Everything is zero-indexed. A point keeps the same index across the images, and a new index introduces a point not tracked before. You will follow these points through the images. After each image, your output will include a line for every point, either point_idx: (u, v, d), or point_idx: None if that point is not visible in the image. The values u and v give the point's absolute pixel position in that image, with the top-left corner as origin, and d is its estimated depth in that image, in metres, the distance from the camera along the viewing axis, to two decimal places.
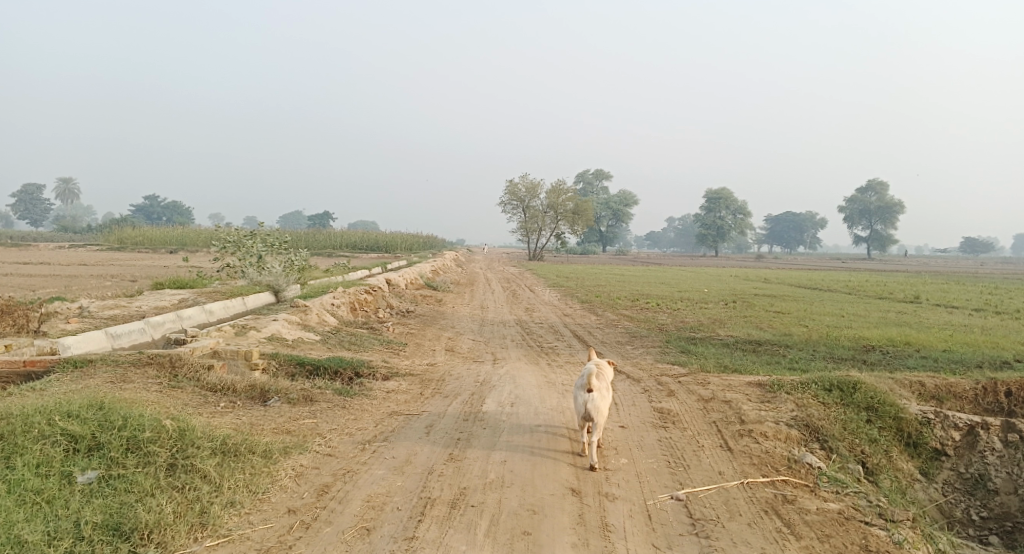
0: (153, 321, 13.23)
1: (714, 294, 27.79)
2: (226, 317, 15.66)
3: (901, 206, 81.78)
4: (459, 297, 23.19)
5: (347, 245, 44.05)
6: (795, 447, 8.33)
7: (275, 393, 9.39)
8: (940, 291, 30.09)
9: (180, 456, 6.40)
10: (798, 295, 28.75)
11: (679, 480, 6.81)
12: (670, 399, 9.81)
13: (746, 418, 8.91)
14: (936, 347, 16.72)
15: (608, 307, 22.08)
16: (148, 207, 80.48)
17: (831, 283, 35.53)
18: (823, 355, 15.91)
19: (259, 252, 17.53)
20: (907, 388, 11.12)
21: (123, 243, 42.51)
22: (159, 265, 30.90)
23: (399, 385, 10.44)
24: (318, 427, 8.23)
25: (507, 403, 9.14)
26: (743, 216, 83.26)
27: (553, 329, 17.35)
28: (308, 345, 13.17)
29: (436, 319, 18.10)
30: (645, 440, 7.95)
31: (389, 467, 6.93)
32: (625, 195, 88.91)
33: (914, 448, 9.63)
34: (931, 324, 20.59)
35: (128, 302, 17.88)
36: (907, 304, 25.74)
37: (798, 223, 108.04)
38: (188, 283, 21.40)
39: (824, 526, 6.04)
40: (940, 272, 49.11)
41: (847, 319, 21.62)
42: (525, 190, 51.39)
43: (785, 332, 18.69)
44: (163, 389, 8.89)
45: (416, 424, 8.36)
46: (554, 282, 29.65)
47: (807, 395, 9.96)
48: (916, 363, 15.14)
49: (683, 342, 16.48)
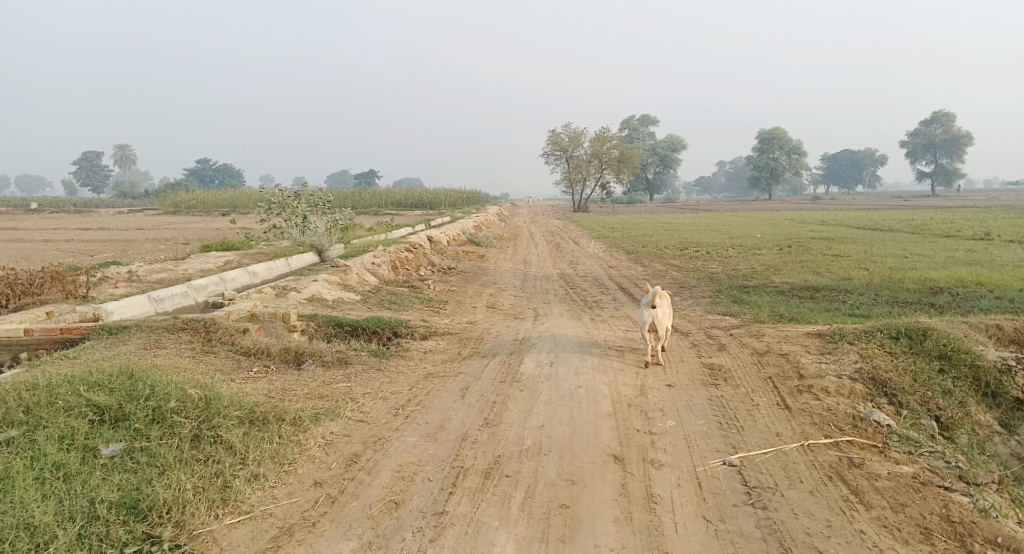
0: (196, 284, 13.10)
1: (768, 239, 26.75)
2: (269, 278, 15.51)
3: (966, 139, 77.97)
4: (503, 252, 22.72)
5: (394, 202, 43.85)
6: (860, 403, 7.75)
7: (310, 356, 9.13)
8: (1010, 228, 28.43)
9: (205, 427, 6.14)
10: (857, 237, 27.46)
11: (732, 443, 6.31)
12: (721, 354, 9.27)
13: (805, 372, 8.34)
14: (1008, 287, 15.67)
15: (656, 258, 21.35)
16: (200, 170, 81.55)
17: (893, 223, 33.90)
18: (885, 300, 15.04)
19: (304, 212, 17.33)
20: (981, 333, 10.35)
21: (176, 207, 43.09)
22: (208, 228, 31.15)
23: (438, 345, 10.09)
24: (352, 391, 7.94)
25: (548, 363, 8.71)
26: (798, 156, 80.54)
27: (599, 282, 16.81)
28: (349, 305, 12.91)
29: (479, 275, 17.69)
30: (694, 399, 7.45)
31: (423, 434, 6.58)
32: (675, 140, 86.66)
33: (991, 398, 8.95)
34: (1001, 262, 19.38)
35: (174, 266, 17.89)
36: (975, 242, 24.36)
37: (856, 161, 104.21)
38: (234, 245, 21.36)
39: (897, 493, 5.52)
40: (1009, 206, 46.63)
41: (909, 260, 20.52)
42: (570, 139, 50.28)
43: (844, 276, 17.80)
44: (196, 355, 8.69)
45: (452, 387, 8.00)
46: (601, 234, 28.93)
47: (872, 346, 9.32)
48: (987, 305, 14.18)
49: (736, 290, 15.78)
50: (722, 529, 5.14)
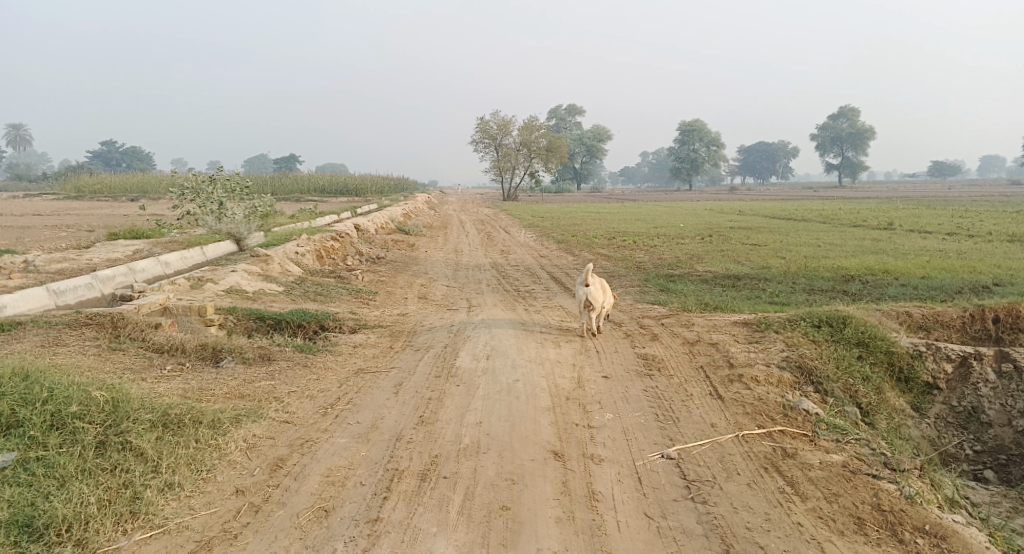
0: (102, 276, 12.35)
1: (690, 229, 27.20)
2: (183, 269, 14.79)
3: (872, 133, 81.30)
4: (431, 241, 22.37)
5: (315, 188, 42.77)
6: (788, 391, 7.83)
7: (228, 352, 8.68)
8: (915, 217, 29.68)
9: (112, 433, 5.71)
10: (774, 226, 28.23)
11: (670, 436, 6.25)
12: (653, 344, 9.26)
13: (735, 361, 8.39)
14: (915, 275, 16.30)
15: (584, 247, 21.39)
16: (108, 154, 77.79)
17: (806, 212, 35.00)
18: (803, 288, 15.43)
19: (221, 199, 16.54)
20: (894, 320, 10.67)
21: (82, 191, 40.91)
22: (117, 214, 29.63)
23: (367, 339, 9.76)
24: (276, 390, 7.57)
25: (482, 356, 8.51)
26: (716, 147, 82.47)
27: (528, 271, 16.69)
28: (270, 297, 12.40)
29: (406, 265, 17.33)
30: (629, 391, 7.38)
31: (353, 434, 6.29)
32: (598, 129, 87.35)
33: (905, 383, 9.19)
34: (908, 251, 20.18)
35: (79, 255, 16.87)
36: (883, 231, 25.32)
37: (770, 153, 107.42)
38: (145, 233, 20.32)
39: (830, 484, 5.56)
40: (912, 198, 48.77)
41: (824, 248, 21.15)
42: (495, 127, 50.06)
43: (763, 264, 18.20)
44: (103, 353, 8.14)
45: (383, 383, 7.71)
46: (529, 223, 28.85)
47: (796, 334, 9.47)
48: (898, 293, 14.70)
49: (662, 279, 15.92)
50: (663, 527, 5.06)
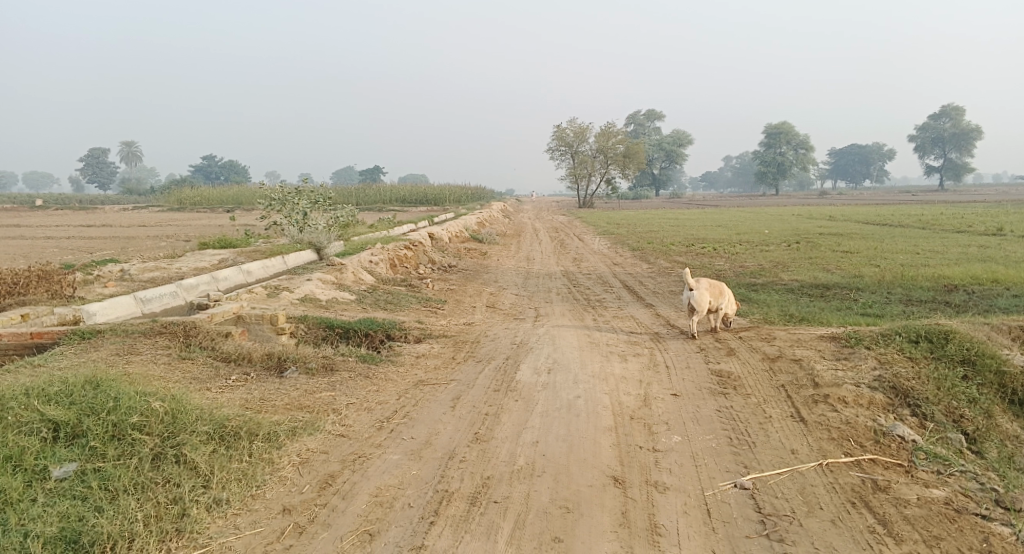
0: (185, 284, 12.57)
1: (775, 235, 26.19)
2: (264, 277, 14.97)
3: (975, 133, 77.01)
4: (506, 249, 22.21)
5: (398, 198, 43.34)
6: (881, 415, 7.20)
7: (292, 363, 8.60)
8: (1020, 223, 27.77)
9: (168, 445, 5.66)
10: (866, 233, 26.87)
11: (744, 463, 5.78)
12: (730, 359, 8.72)
13: (820, 380, 7.79)
14: (1022, 285, 15.11)
15: (662, 254, 20.80)
16: (206, 166, 81.22)
17: (901, 218, 33.23)
18: (897, 298, 14.48)
19: (305, 210, 16.75)
20: (1003, 335, 9.79)
21: (181, 203, 42.66)
22: (209, 224, 30.68)
23: (431, 349, 9.56)
24: (336, 402, 7.45)
25: (546, 369, 8.17)
26: (805, 152, 79.80)
27: (603, 279, 16.28)
28: (342, 305, 12.40)
29: (480, 273, 17.17)
30: (701, 411, 6.91)
31: (406, 451, 6.07)
32: (681, 135, 85.80)
33: (1020, 406, 8.40)
34: (1015, 258, 18.80)
35: (168, 264, 17.38)
36: (986, 238, 23.73)
37: (864, 156, 103.22)
38: (232, 242, 20.83)
39: (928, 524, 5.00)
40: (1018, 202, 45.84)
41: (920, 256, 19.92)
42: (575, 134, 49.65)
43: (854, 273, 17.23)
44: (172, 362, 8.18)
45: (442, 396, 7.47)
46: (606, 230, 28.37)
47: (891, 351, 8.78)
48: (1004, 304, 13.61)
49: (743, 288, 15.24)
50: None
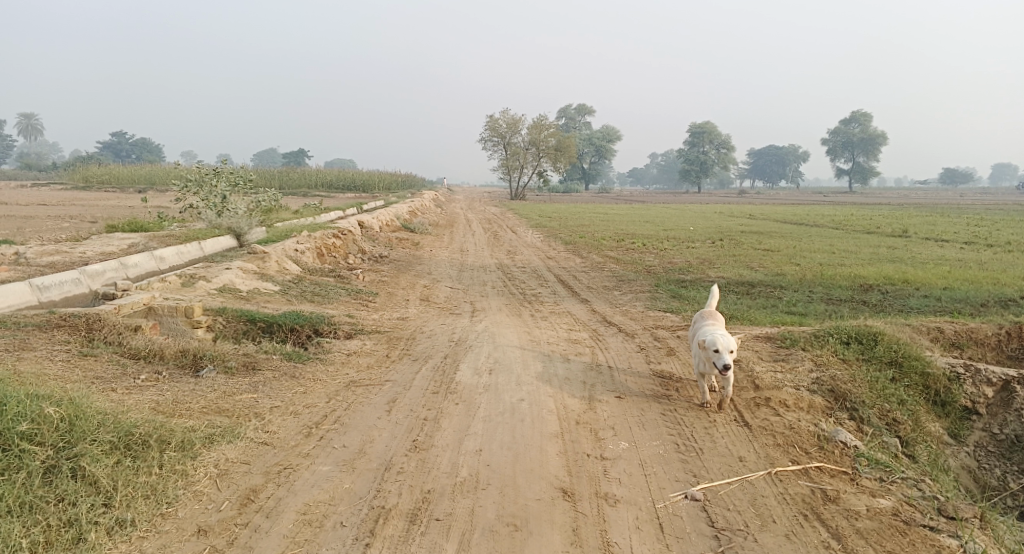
0: (91, 271, 11.68)
1: (701, 232, 26.49)
2: (179, 264, 14.09)
3: (884, 138, 80.30)
4: (436, 240, 21.72)
5: (322, 183, 42.12)
6: (820, 418, 7.10)
7: (210, 360, 8.00)
8: (928, 225, 28.89)
9: (64, 456, 5.12)
10: (785, 232, 27.46)
11: (693, 471, 5.57)
12: (670, 359, 8.57)
13: (760, 382, 7.70)
14: (936, 285, 15.57)
15: (592, 249, 20.70)
16: (117, 145, 77.37)
17: (818, 217, 34.21)
18: (821, 297, 14.70)
19: (224, 192, 15.78)
20: (925, 336, 9.96)
21: (89, 182, 40.36)
22: (120, 206, 29.04)
23: (362, 346, 9.08)
24: (259, 404, 6.93)
25: (485, 370, 7.82)
26: (726, 151, 81.73)
27: (535, 273, 16.01)
28: (265, 297, 11.75)
29: (410, 264, 16.66)
30: (646, 415, 6.69)
31: (337, 461, 5.65)
32: (608, 130, 86.62)
33: (941, 407, 8.46)
34: (924, 260, 19.46)
35: (72, 247, 16.22)
36: (897, 239, 24.55)
37: (781, 157, 106.43)
38: (145, 226, 19.69)
39: (880, 538, 4.90)
40: (922, 206, 47.91)
41: (839, 256, 20.41)
42: (504, 125, 49.26)
43: (778, 271, 17.47)
44: (72, 359, 7.48)
45: (376, 398, 7.03)
46: (536, 223, 28.17)
47: (825, 352, 8.79)
48: (921, 304, 13.98)
49: (673, 285, 15.21)
50: None
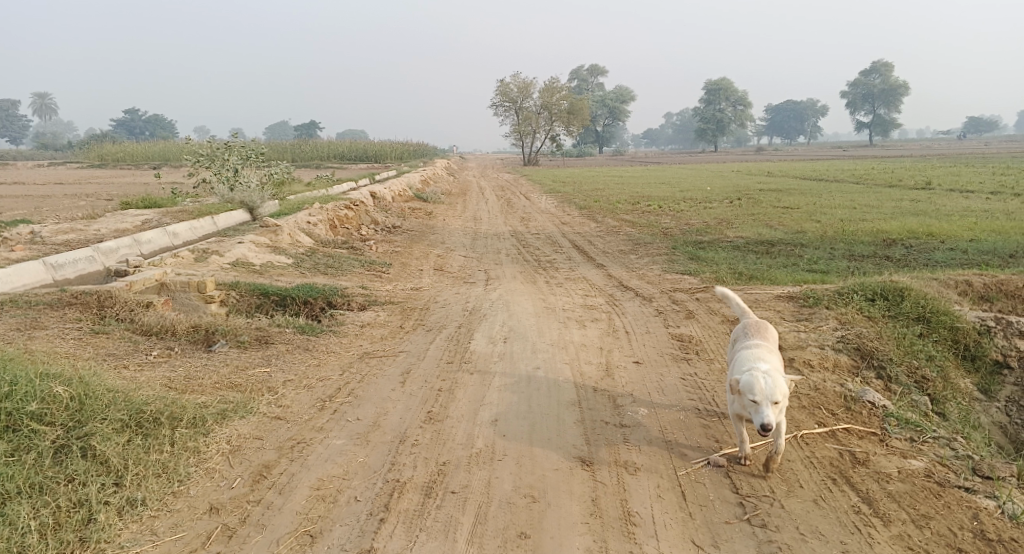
0: (104, 248, 11.62)
1: (718, 192, 26.07)
2: (193, 240, 14.01)
3: (904, 89, 78.60)
4: (450, 209, 21.49)
5: (336, 155, 41.92)
6: (847, 378, 6.93)
7: (222, 335, 7.91)
8: (951, 177, 28.25)
9: (74, 436, 5.05)
10: (805, 189, 26.89)
11: (716, 438, 5.43)
12: (689, 322, 8.36)
13: (783, 342, 7.54)
14: (961, 238, 15.17)
15: (608, 212, 20.40)
16: (131, 122, 77.43)
17: (838, 174, 33.46)
18: (843, 253, 14.38)
19: (236, 165, 15.75)
20: (952, 290, 9.67)
21: (105, 161, 40.45)
22: (136, 183, 29.07)
23: (376, 317, 8.95)
24: (271, 379, 6.84)
25: (500, 338, 7.68)
26: (742, 109, 80.43)
27: (550, 239, 15.79)
28: (278, 270, 11.64)
29: (424, 234, 16.48)
30: (666, 380, 6.53)
31: (351, 434, 5.55)
32: (622, 91, 85.57)
33: (972, 362, 8.22)
34: (949, 212, 18.94)
35: (87, 226, 16.21)
36: (920, 192, 24.01)
37: (798, 112, 104.63)
38: (159, 202, 19.65)
39: (915, 501, 4.73)
40: (945, 157, 46.89)
41: (860, 211, 19.98)
42: (516, 89, 48.63)
43: (798, 229, 17.12)
44: (84, 337, 7.39)
45: (390, 370, 6.91)
46: (550, 188, 27.84)
47: (849, 310, 8.56)
48: (946, 258, 13.62)
49: (691, 246, 14.94)
50: None
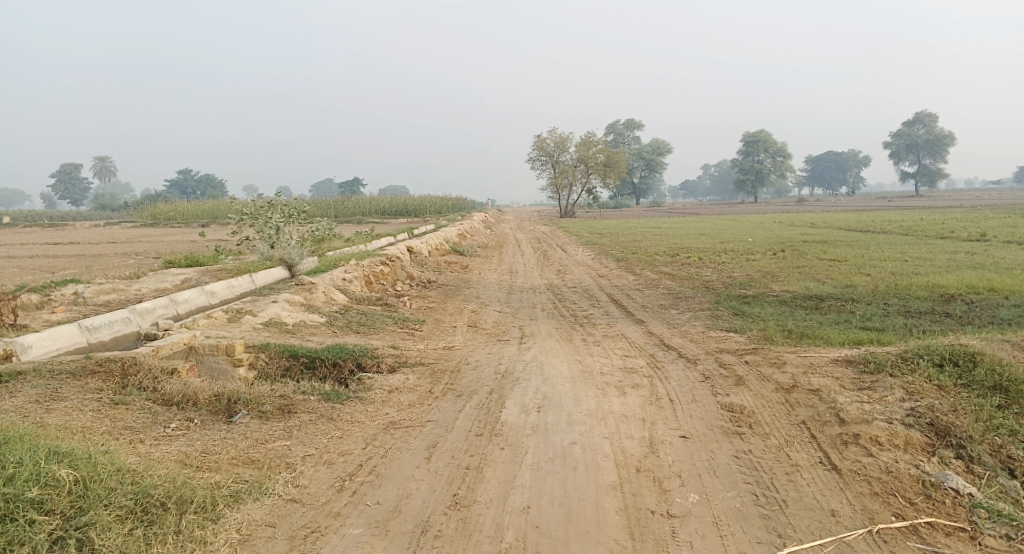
0: (140, 309, 11.36)
1: (759, 244, 25.38)
2: (229, 298, 13.74)
3: (949, 138, 77.17)
4: (487, 262, 21.15)
5: (377, 210, 42.14)
6: (920, 459, 6.29)
7: (244, 406, 7.49)
8: (1004, 228, 27.15)
9: (73, 526, 4.69)
10: (850, 240, 26.06)
11: (778, 531, 5.03)
12: (740, 390, 7.73)
13: (845, 415, 6.89)
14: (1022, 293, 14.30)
15: (647, 265, 19.86)
16: (182, 181, 79.37)
17: (883, 224, 32.50)
18: (896, 309, 13.62)
19: (278, 224, 15.51)
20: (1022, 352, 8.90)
21: (154, 219, 41.09)
22: (182, 241, 29.40)
23: (406, 381, 8.48)
24: (292, 453, 6.40)
25: (535, 407, 7.14)
26: (783, 160, 79.77)
27: (588, 294, 15.29)
28: (310, 329, 11.31)
29: (460, 289, 16.11)
30: (717, 459, 5.92)
31: (371, 522, 5.16)
32: (661, 144, 85.56)
33: None
34: (1006, 265, 18.03)
35: (126, 285, 16.12)
36: (972, 244, 23.06)
37: (840, 163, 103.40)
38: (200, 260, 19.66)
39: None
40: (992, 207, 45.55)
41: (911, 264, 19.14)
42: (555, 144, 48.63)
43: (847, 283, 16.37)
44: (104, 408, 7.04)
45: (416, 444, 6.41)
46: (588, 240, 27.40)
47: (916, 377, 7.86)
48: (1009, 315, 12.81)
49: (735, 301, 14.32)
50: None
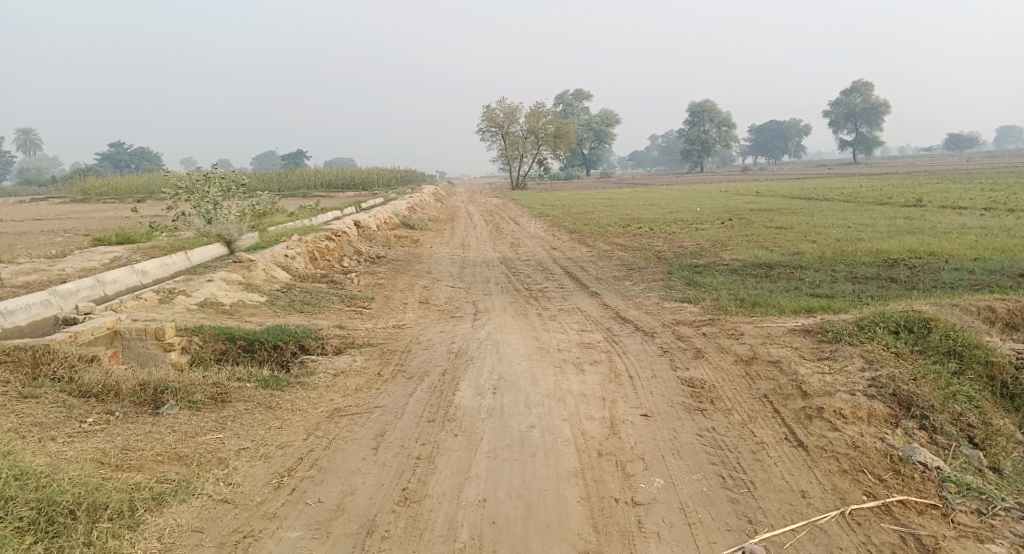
0: (62, 291, 10.58)
1: (708, 213, 25.30)
2: (163, 277, 12.98)
3: (887, 106, 78.51)
4: (436, 236, 20.58)
5: (322, 183, 41.00)
6: (884, 431, 6.09)
7: (172, 396, 6.92)
8: (942, 193, 27.56)
9: None
10: (795, 208, 26.16)
11: (747, 516, 4.79)
12: (699, 364, 7.45)
13: (808, 388, 6.66)
14: (965, 257, 14.37)
15: (598, 236, 19.55)
16: (116, 155, 76.29)
17: (827, 191, 32.80)
18: (844, 275, 13.56)
19: (217, 199, 14.65)
20: (973, 316, 8.82)
21: (86, 194, 39.25)
22: (115, 217, 28.05)
23: (352, 363, 7.99)
24: (226, 446, 5.90)
25: (488, 389, 6.74)
26: (728, 129, 80.35)
27: (540, 266, 14.92)
28: (249, 310, 10.69)
29: (409, 264, 15.57)
30: (681, 438, 5.61)
31: (311, 524, 4.75)
32: (609, 114, 85.25)
33: (1010, 400, 7.29)
34: (945, 229, 18.24)
35: (51, 264, 15.15)
36: (913, 209, 23.31)
37: (782, 132, 104.72)
38: (133, 237, 18.70)
39: None
40: (927, 173, 46.43)
41: (855, 230, 19.20)
42: (504, 115, 47.65)
43: (795, 250, 16.29)
44: (15, 403, 6.42)
45: (362, 433, 5.97)
46: (539, 213, 26.96)
47: (874, 345, 7.68)
48: (953, 278, 12.85)
49: (687, 271, 14.09)
50: None
